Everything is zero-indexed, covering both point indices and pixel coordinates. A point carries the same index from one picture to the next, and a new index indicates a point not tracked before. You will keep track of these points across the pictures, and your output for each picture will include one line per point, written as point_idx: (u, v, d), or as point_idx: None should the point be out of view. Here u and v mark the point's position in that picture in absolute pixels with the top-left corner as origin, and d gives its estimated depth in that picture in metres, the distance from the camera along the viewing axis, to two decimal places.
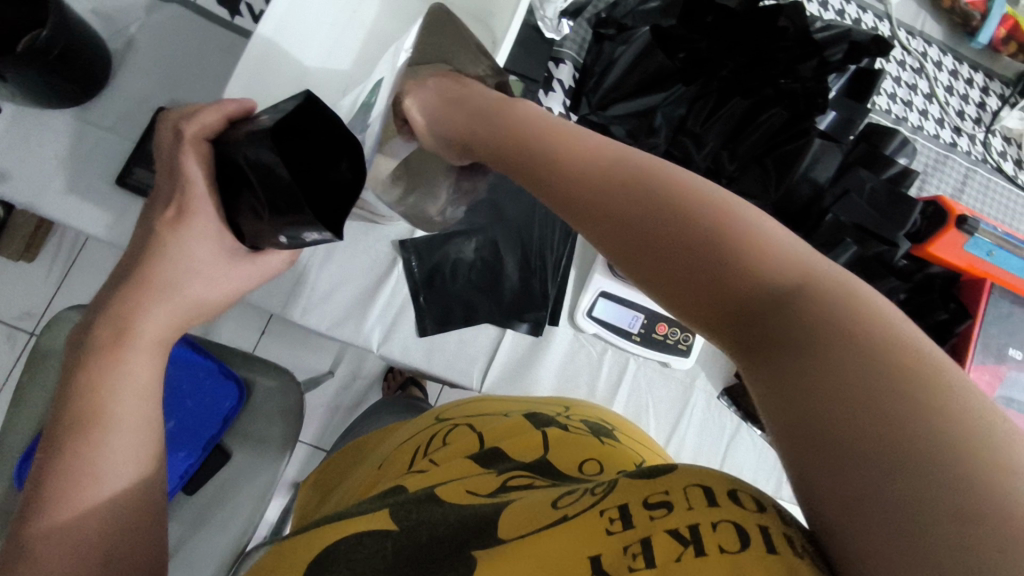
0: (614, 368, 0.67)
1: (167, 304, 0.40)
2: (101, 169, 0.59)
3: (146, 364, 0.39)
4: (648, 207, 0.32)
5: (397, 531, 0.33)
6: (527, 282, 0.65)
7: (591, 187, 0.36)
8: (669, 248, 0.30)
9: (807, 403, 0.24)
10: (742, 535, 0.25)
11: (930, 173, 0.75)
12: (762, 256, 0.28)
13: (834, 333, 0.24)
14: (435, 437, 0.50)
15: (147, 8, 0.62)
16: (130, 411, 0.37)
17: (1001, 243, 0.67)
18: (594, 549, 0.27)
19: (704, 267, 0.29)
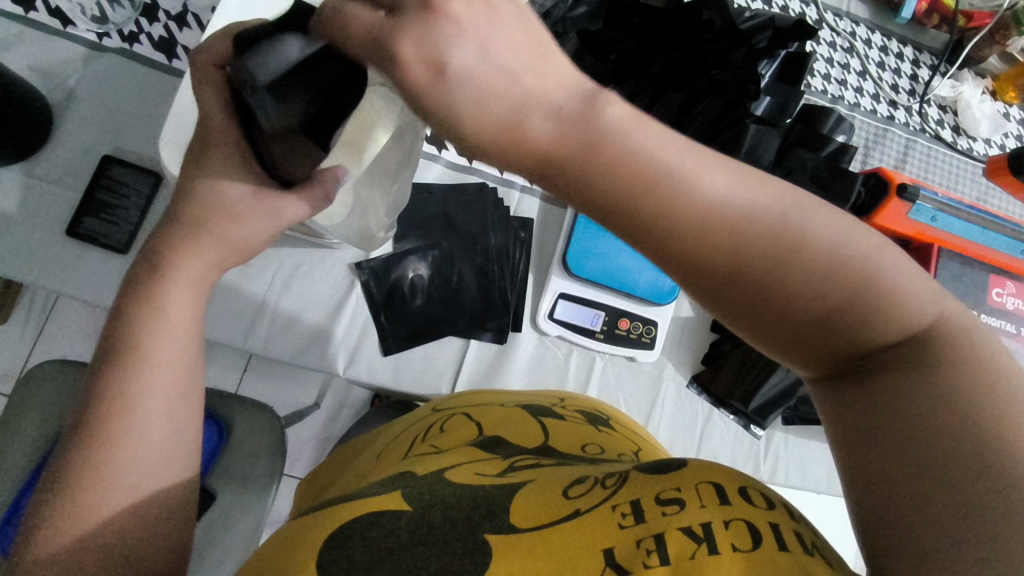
0: (581, 368, 0.68)
1: (203, 239, 0.37)
2: (52, 220, 0.59)
3: (183, 306, 0.36)
4: (776, 249, 0.28)
5: (411, 511, 0.32)
6: (486, 291, 0.66)
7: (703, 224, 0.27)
8: (781, 297, 0.28)
9: (904, 447, 0.26)
10: (754, 534, 0.27)
11: (871, 147, 0.78)
12: (872, 295, 0.28)
13: (950, 383, 0.26)
14: (433, 426, 0.50)
15: (84, 59, 0.63)
16: (165, 349, 0.35)
17: (943, 208, 0.69)
18: (607, 542, 0.28)
19: (812, 310, 0.28)
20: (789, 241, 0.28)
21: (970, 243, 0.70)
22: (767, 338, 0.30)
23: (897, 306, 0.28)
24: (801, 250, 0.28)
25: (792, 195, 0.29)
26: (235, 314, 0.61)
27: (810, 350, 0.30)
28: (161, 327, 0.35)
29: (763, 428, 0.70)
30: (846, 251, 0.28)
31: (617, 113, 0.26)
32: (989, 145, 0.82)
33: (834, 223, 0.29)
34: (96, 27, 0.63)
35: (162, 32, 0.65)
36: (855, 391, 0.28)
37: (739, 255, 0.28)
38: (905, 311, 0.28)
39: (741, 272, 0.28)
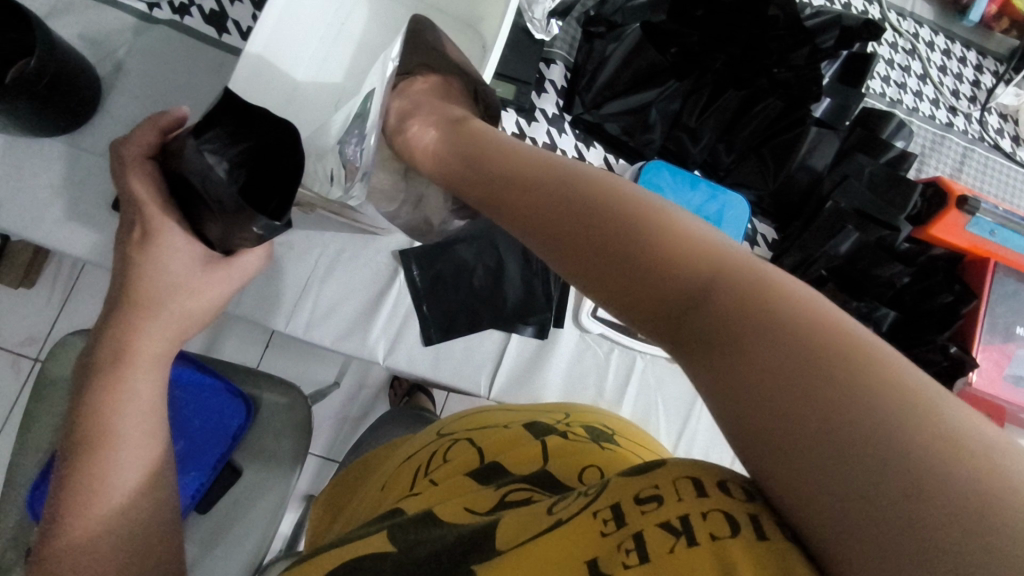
0: (621, 368, 0.67)
1: (158, 322, 0.42)
2: (97, 194, 0.59)
3: (147, 382, 0.41)
4: (623, 238, 0.32)
5: (395, 552, 0.32)
6: (529, 286, 0.65)
7: (584, 224, 0.34)
8: (628, 261, 0.31)
9: (738, 401, 0.24)
10: (733, 522, 0.24)
11: (928, 154, 0.75)
12: (707, 259, 0.29)
13: (749, 337, 0.25)
14: (436, 453, 0.50)
15: (133, 31, 0.62)
16: (132, 426, 0.39)
17: (1004, 223, 0.67)
18: (589, 553, 0.26)
19: (654, 273, 0.30)
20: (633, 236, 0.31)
21: None
22: (629, 315, 0.31)
23: (750, 274, 0.27)
24: (647, 231, 0.31)
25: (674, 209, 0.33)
26: (275, 298, 0.60)
27: (660, 318, 0.29)
28: (134, 402, 0.40)
29: None
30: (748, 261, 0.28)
31: (537, 168, 0.41)
32: None
33: (700, 231, 0.31)
34: None
35: (213, 6, 0.64)
36: (694, 357, 0.27)
37: (587, 246, 0.33)
38: (760, 277, 0.27)
39: (594, 255, 0.33)
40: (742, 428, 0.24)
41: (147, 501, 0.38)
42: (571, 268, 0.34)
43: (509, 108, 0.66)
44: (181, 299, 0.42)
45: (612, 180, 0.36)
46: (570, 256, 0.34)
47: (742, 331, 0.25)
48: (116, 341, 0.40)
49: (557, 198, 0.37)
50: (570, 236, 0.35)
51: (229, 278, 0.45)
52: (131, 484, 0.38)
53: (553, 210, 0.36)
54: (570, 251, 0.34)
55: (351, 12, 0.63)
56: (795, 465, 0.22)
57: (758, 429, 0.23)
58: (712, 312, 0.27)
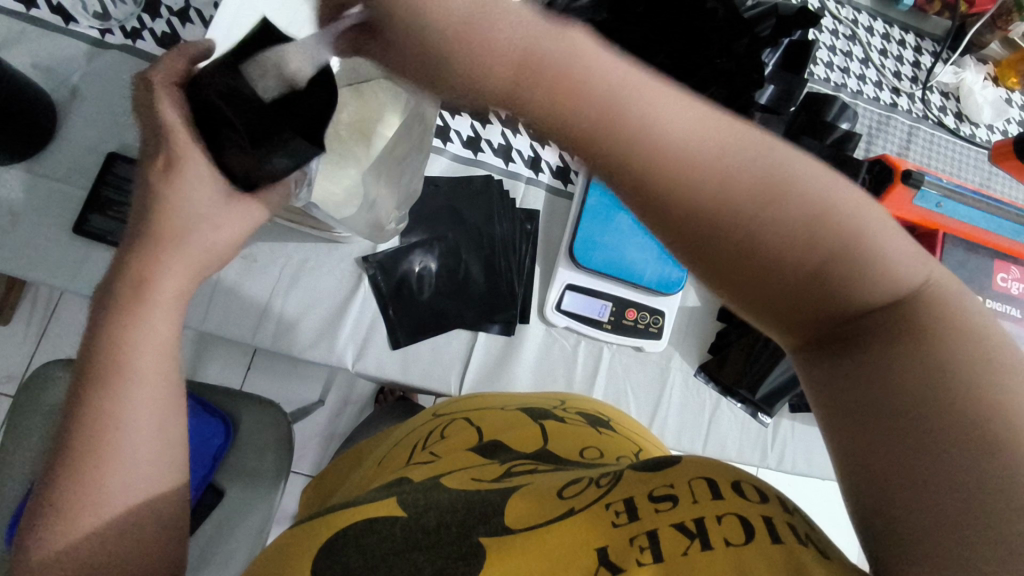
0: (589, 359, 0.68)
1: (180, 259, 0.40)
2: (58, 219, 0.59)
3: (166, 320, 0.39)
4: (817, 246, 0.26)
5: (405, 517, 0.32)
6: (493, 283, 0.66)
7: (764, 212, 0.25)
8: (809, 275, 0.26)
9: (915, 423, 0.24)
10: (746, 527, 0.27)
11: (875, 135, 0.78)
12: (896, 277, 0.26)
13: (948, 365, 0.25)
14: (433, 432, 0.52)
15: (87, 57, 0.63)
16: (147, 363, 0.38)
17: (948, 194, 0.69)
18: (600, 540, 0.29)
19: (837, 287, 0.26)
20: (831, 250, 0.26)
21: (976, 231, 0.70)
22: (760, 310, 0.28)
23: (943, 306, 0.26)
24: (845, 242, 0.26)
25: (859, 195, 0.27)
26: (244, 311, 0.61)
27: (802, 319, 0.28)
28: (151, 338, 0.38)
29: (771, 415, 0.70)
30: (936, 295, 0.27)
31: (612, 69, 0.24)
32: (991, 131, 0.82)
33: (890, 234, 0.27)
34: (98, 24, 0.63)
35: (165, 28, 0.65)
36: (845, 365, 0.27)
37: (760, 248, 0.25)
38: (949, 306, 0.26)
39: (767, 257, 0.26)
40: (882, 432, 0.25)
41: (161, 446, 0.37)
42: (708, 260, 0.26)
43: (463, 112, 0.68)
44: (202, 232, 0.41)
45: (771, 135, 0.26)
46: (716, 247, 0.26)
47: (931, 357, 0.25)
48: (128, 278, 0.38)
49: (711, 164, 0.24)
50: (736, 227, 0.25)
51: (246, 217, 0.44)
52: (143, 424, 0.37)
53: (707, 185, 0.24)
54: (722, 244, 0.25)
55: None
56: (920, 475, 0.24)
57: (920, 444, 0.24)
58: (895, 336, 0.26)
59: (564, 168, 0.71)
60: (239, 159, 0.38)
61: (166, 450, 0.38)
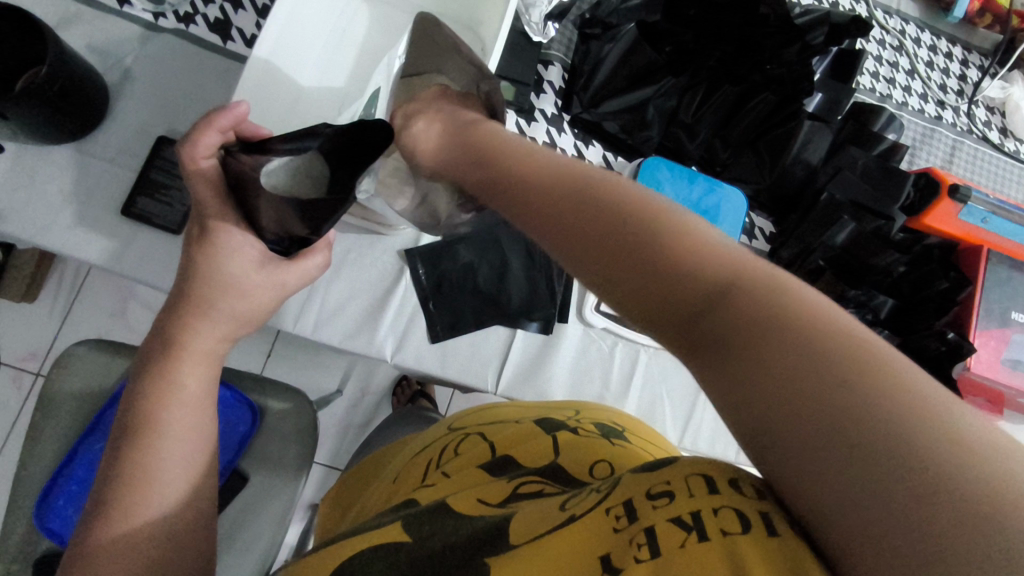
0: (625, 361, 0.68)
1: (212, 325, 0.42)
2: (106, 201, 0.60)
3: (194, 375, 0.41)
4: (647, 223, 0.29)
5: (409, 541, 0.33)
6: (533, 282, 0.65)
7: (603, 208, 0.31)
8: (631, 240, 0.29)
9: (760, 398, 0.23)
10: (742, 518, 0.25)
11: (918, 147, 0.77)
12: (721, 262, 0.27)
13: (772, 338, 0.23)
14: (446, 448, 0.52)
15: (140, 40, 0.63)
16: (178, 418, 0.39)
17: (994, 211, 0.69)
18: (603, 547, 0.28)
19: (659, 265, 0.28)
20: (662, 231, 0.29)
21: (1017, 247, 0.70)
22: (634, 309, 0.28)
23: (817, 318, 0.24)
24: (663, 219, 0.29)
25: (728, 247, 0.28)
26: (283, 302, 0.60)
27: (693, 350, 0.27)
28: (181, 396, 0.39)
29: None
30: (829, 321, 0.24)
31: (520, 159, 0.38)
32: None
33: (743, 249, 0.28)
34: (151, 7, 0.63)
35: (218, 14, 0.65)
36: (710, 355, 0.26)
37: (597, 229, 0.30)
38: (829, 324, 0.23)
39: (614, 238, 0.29)
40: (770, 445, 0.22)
41: (188, 499, 0.38)
42: (573, 257, 0.31)
43: (508, 109, 0.68)
44: (229, 299, 0.42)
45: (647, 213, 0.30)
46: (576, 240, 0.31)
47: (792, 353, 0.23)
48: (164, 340, 0.41)
49: (579, 187, 0.32)
50: (591, 221, 0.31)
51: (282, 282, 0.45)
52: (174, 475, 0.37)
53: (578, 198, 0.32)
54: (579, 241, 0.31)
55: (353, 19, 0.64)
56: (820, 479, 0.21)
57: (771, 417, 0.22)
58: (731, 315, 0.25)
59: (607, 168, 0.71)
60: (271, 216, 0.40)
61: (197, 502, 0.38)
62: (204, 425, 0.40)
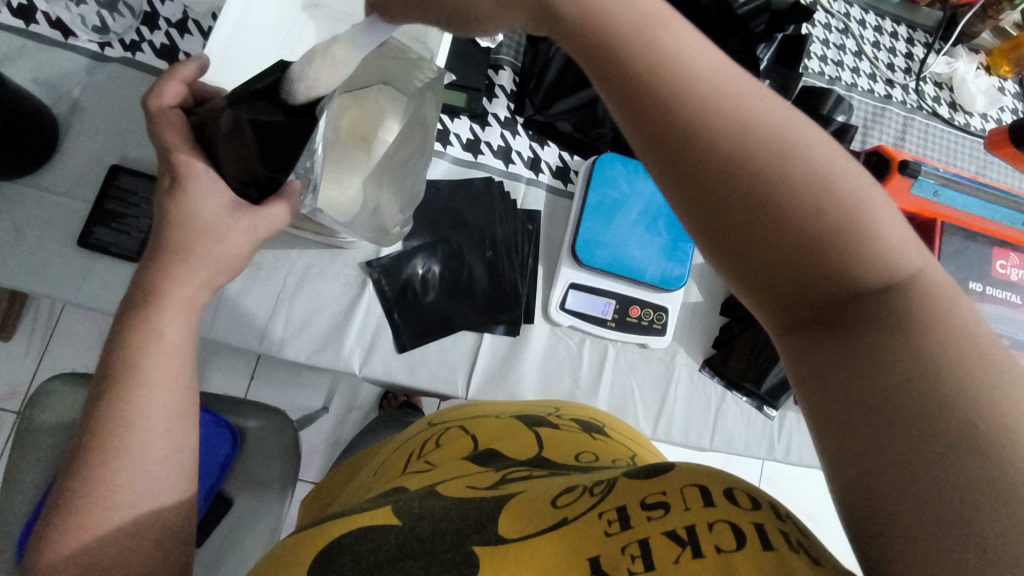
0: (594, 357, 0.68)
1: (194, 272, 0.40)
2: (62, 233, 0.60)
3: (173, 325, 0.39)
4: (821, 197, 0.27)
5: (400, 525, 0.33)
6: (497, 283, 0.66)
7: (772, 156, 0.27)
8: (779, 202, 0.27)
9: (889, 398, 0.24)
10: (737, 535, 0.28)
11: (870, 126, 0.79)
12: (886, 260, 0.26)
13: (930, 351, 0.24)
14: (427, 442, 0.53)
15: (87, 71, 0.63)
16: (157, 364, 0.38)
17: (946, 182, 0.70)
18: (593, 550, 0.30)
19: (810, 245, 0.27)
20: (837, 214, 0.27)
21: (973, 218, 0.71)
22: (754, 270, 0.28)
23: (951, 320, 0.25)
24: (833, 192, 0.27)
25: (895, 230, 0.27)
26: (245, 323, 0.61)
27: (794, 298, 0.28)
28: (160, 345, 0.38)
29: (776, 409, 0.70)
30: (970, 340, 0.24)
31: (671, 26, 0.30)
32: (985, 119, 0.83)
33: (905, 244, 0.27)
34: (97, 37, 0.63)
35: (164, 40, 0.65)
36: (834, 340, 0.27)
37: (762, 177, 0.27)
38: (968, 336, 0.24)
39: (775, 199, 0.27)
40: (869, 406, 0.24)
41: (168, 449, 0.38)
42: (705, 193, 0.28)
43: (461, 115, 0.68)
44: (206, 245, 0.40)
45: (806, 164, 0.27)
46: (719, 178, 0.28)
47: (932, 350, 0.24)
48: None
49: (756, 117, 0.28)
50: (752, 167, 0.27)
51: None
52: (152, 422, 0.37)
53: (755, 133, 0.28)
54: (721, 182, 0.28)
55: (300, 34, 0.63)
56: (897, 457, 0.23)
57: (891, 390, 0.24)
58: (883, 317, 0.26)
59: (564, 168, 0.72)
60: (232, 156, 0.39)
61: (173, 455, 0.38)
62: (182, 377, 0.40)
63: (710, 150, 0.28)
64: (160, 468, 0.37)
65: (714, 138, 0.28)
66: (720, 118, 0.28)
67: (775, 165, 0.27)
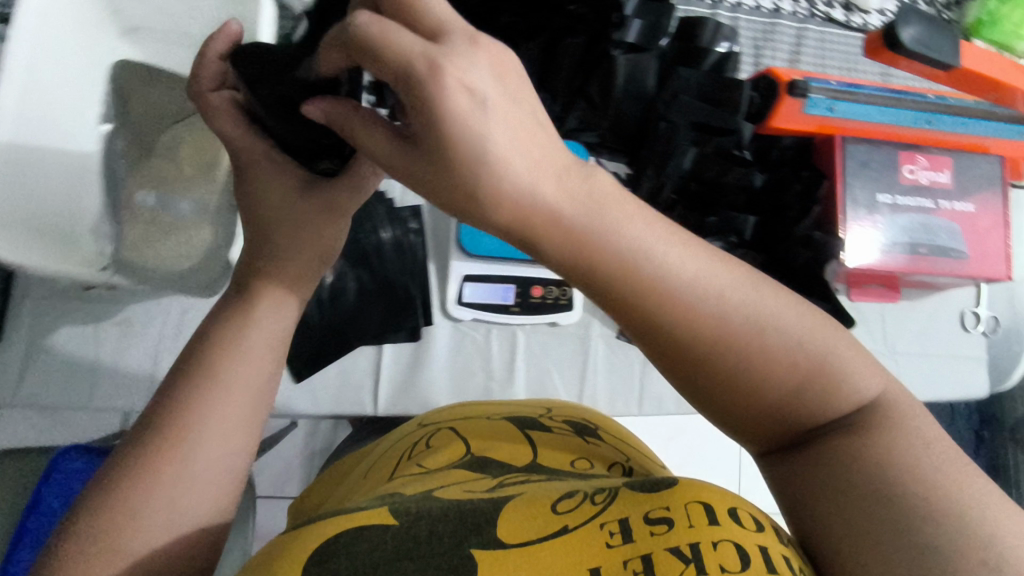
0: (504, 346, 0.66)
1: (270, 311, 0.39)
2: None
3: (263, 346, 0.39)
4: (792, 361, 0.32)
5: (396, 525, 0.29)
6: (391, 288, 0.63)
7: (749, 334, 0.31)
8: (761, 362, 0.32)
9: (849, 495, 0.30)
10: (741, 554, 0.28)
11: (761, 46, 0.74)
12: (847, 386, 0.33)
13: (888, 448, 0.30)
14: (418, 444, 0.50)
15: None
16: (239, 374, 0.37)
17: (841, 94, 0.64)
18: (592, 561, 0.29)
19: (793, 387, 0.32)
20: (796, 372, 0.32)
21: (874, 126, 0.65)
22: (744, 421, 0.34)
23: (891, 416, 0.32)
24: (804, 351, 0.32)
25: (842, 350, 0.33)
26: (131, 383, 0.59)
27: (771, 431, 0.34)
28: (242, 353, 0.38)
29: None
30: (905, 435, 0.31)
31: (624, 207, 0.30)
32: (884, 14, 0.78)
33: (855, 361, 0.33)
34: None
35: None
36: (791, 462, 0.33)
37: (739, 346, 0.31)
38: (899, 421, 0.32)
39: (755, 359, 0.32)
40: (836, 484, 0.31)
41: (225, 451, 0.36)
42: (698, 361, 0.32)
43: None
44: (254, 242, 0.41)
45: (773, 336, 0.32)
46: (710, 345, 0.31)
47: (886, 453, 0.30)
48: None
49: (729, 301, 0.31)
50: (742, 342, 0.31)
51: None
52: (223, 431, 0.36)
53: (720, 315, 0.31)
54: (695, 359, 0.32)
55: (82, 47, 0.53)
56: (869, 509, 0.29)
57: (853, 477, 0.30)
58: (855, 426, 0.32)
59: None
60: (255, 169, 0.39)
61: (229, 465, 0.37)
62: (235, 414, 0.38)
63: (696, 332, 0.31)
64: (214, 479, 0.36)
65: (694, 322, 0.31)
66: (696, 308, 0.31)
67: (757, 334, 0.32)
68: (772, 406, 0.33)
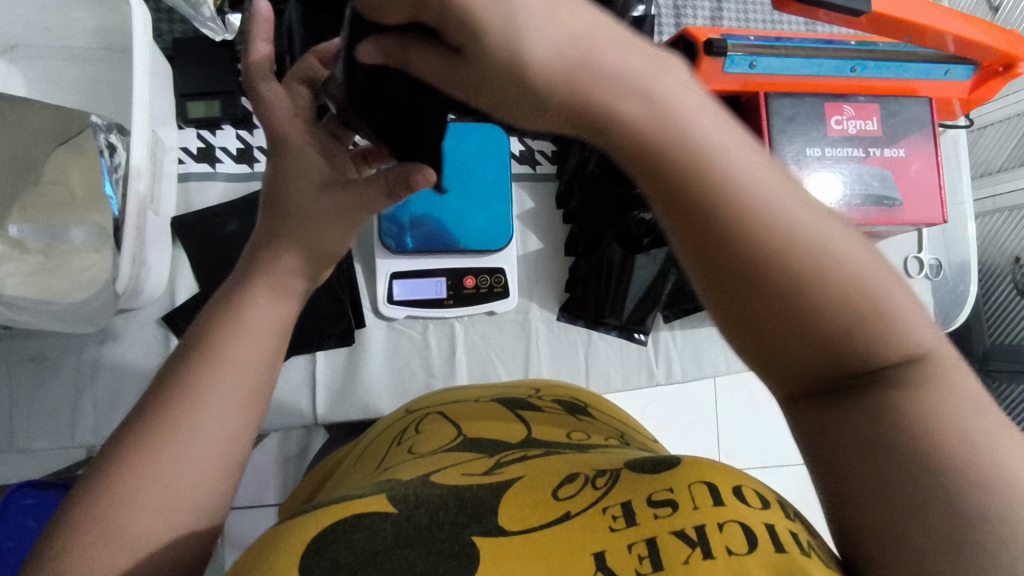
0: (443, 340, 0.64)
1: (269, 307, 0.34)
2: None
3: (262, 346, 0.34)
4: (835, 284, 0.22)
5: (397, 513, 0.25)
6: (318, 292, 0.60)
7: (773, 237, 0.22)
8: (792, 274, 0.22)
9: (892, 464, 0.22)
10: (750, 536, 0.24)
11: (682, 5, 0.72)
12: (909, 331, 0.23)
13: (950, 411, 0.22)
14: (406, 429, 0.43)
15: None
16: (243, 353, 0.33)
17: (760, 50, 0.62)
18: (597, 546, 0.24)
19: (836, 317, 0.22)
20: (844, 305, 0.22)
21: (797, 78, 0.64)
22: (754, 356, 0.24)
23: (950, 375, 0.23)
24: (853, 272, 0.22)
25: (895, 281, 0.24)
26: (50, 420, 0.56)
27: (794, 377, 0.24)
28: (244, 328, 0.33)
29: (646, 333, 0.67)
30: (964, 407, 0.22)
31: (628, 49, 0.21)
32: None
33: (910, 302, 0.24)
34: None
35: None
36: (832, 411, 0.24)
37: (763, 246, 0.22)
38: (954, 380, 0.23)
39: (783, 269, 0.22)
40: (872, 447, 0.23)
41: (224, 435, 0.31)
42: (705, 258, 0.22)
43: (223, 124, 0.62)
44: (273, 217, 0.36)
45: (814, 243, 0.22)
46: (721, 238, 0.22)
47: (944, 417, 0.22)
48: None
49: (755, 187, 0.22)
50: (768, 245, 0.22)
51: None
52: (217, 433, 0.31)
53: (749, 210, 0.22)
54: (702, 254, 0.22)
55: None
56: (899, 483, 0.22)
57: (898, 437, 0.22)
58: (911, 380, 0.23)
59: None
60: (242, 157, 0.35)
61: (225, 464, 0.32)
62: (245, 393, 0.32)
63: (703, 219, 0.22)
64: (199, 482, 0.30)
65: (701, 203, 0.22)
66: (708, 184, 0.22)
67: (789, 238, 0.22)
68: (800, 342, 0.23)
